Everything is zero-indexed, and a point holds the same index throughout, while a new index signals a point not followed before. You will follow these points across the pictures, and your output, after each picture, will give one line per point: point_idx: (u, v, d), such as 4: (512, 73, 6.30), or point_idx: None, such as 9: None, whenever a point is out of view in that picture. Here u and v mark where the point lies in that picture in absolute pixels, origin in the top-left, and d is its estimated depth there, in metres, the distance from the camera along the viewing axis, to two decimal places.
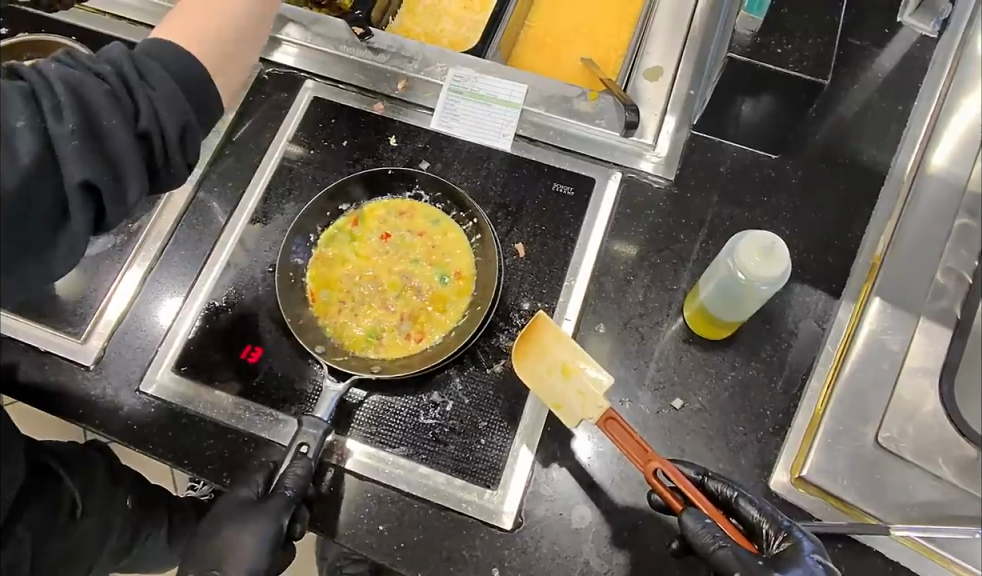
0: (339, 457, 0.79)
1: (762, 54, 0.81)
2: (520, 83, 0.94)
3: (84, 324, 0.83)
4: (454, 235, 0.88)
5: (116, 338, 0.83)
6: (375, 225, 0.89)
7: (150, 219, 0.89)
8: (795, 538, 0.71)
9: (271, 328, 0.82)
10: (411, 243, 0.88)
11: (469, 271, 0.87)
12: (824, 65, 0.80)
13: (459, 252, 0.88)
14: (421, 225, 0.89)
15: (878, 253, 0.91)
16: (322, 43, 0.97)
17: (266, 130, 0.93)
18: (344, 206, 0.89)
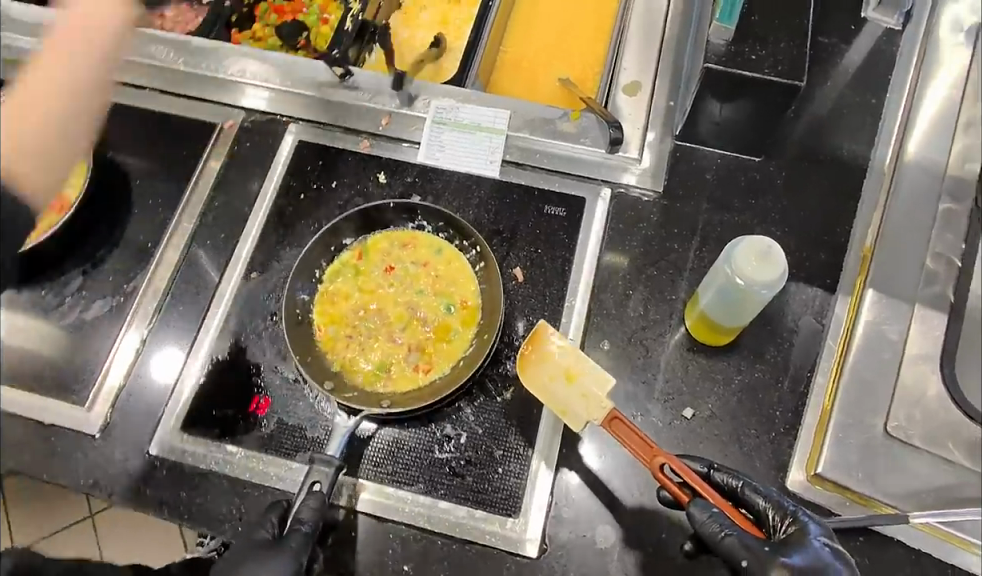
0: (349, 497, 0.78)
1: (738, 62, 0.82)
2: (501, 109, 0.95)
3: (86, 391, 0.82)
4: (458, 264, 0.89)
5: (121, 401, 0.82)
6: (378, 258, 0.89)
7: (144, 276, 0.87)
8: (800, 522, 0.73)
9: (277, 377, 0.81)
10: (416, 274, 0.88)
11: (474, 301, 0.87)
12: (800, 68, 0.82)
13: (462, 281, 0.88)
14: (425, 255, 0.89)
15: (868, 245, 0.94)
16: (302, 87, 0.97)
17: (255, 177, 0.93)
18: (348, 240, 0.89)
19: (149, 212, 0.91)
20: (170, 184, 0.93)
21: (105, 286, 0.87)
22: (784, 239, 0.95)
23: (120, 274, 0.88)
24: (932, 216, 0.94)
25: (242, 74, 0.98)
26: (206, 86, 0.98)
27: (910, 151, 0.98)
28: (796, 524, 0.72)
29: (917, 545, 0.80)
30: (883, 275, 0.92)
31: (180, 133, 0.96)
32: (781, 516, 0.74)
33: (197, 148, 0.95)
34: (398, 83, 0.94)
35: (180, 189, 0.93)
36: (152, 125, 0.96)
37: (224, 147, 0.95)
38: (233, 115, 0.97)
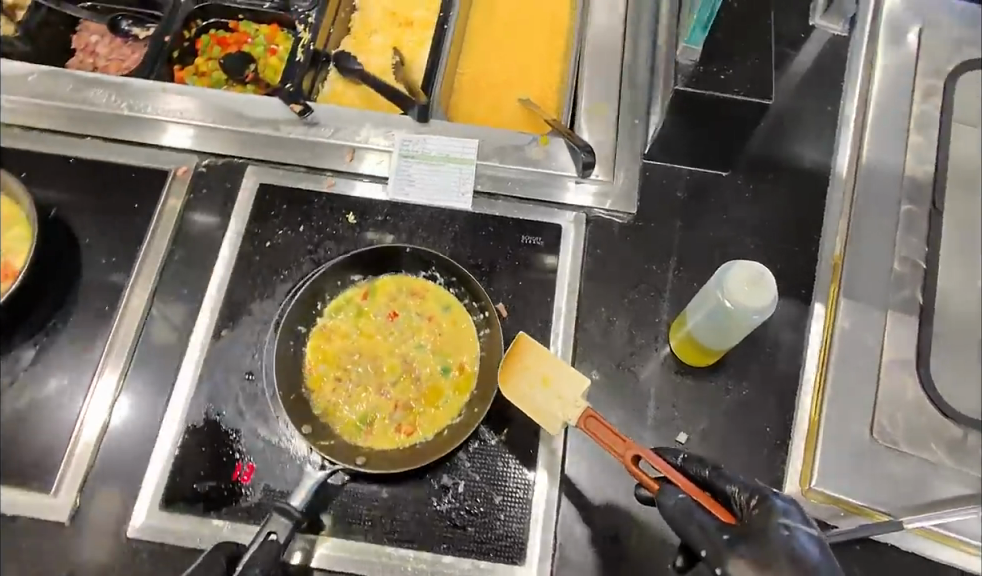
0: (305, 551, 0.75)
1: (706, 82, 0.82)
2: (469, 138, 0.92)
3: (49, 476, 0.75)
4: (464, 325, 0.86)
5: (89, 483, 0.75)
6: (384, 301, 0.86)
7: (102, 342, 0.81)
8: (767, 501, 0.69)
9: (259, 441, 0.77)
10: (419, 326, 0.85)
11: (472, 367, 0.83)
12: (766, 86, 0.81)
13: (463, 344, 0.85)
14: (431, 308, 0.86)
15: (837, 253, 0.96)
16: (258, 126, 0.92)
17: (215, 225, 0.88)
18: (356, 278, 0.86)
19: (102, 271, 0.84)
20: (122, 239, 0.86)
21: (59, 357, 0.79)
22: (759, 252, 0.95)
23: (74, 342, 0.80)
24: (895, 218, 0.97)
25: (193, 117, 0.92)
26: (154, 131, 0.92)
27: (869, 156, 1.01)
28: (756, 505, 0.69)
29: (910, 547, 0.83)
30: (855, 282, 0.93)
31: (128, 183, 0.89)
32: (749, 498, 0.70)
33: (149, 198, 0.88)
34: (423, 117, 0.91)
35: (134, 244, 0.86)
36: (96, 176, 0.89)
37: (179, 194, 0.89)
38: (186, 160, 0.91)
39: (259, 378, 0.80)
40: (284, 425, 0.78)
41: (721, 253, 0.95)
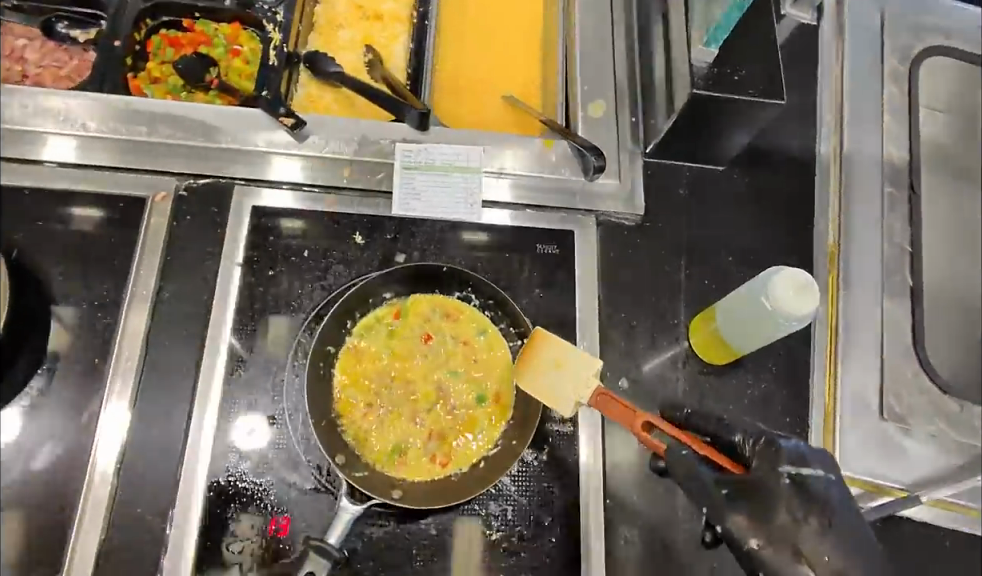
0: None
1: (722, 83, 0.81)
2: (472, 146, 0.88)
3: (61, 552, 0.68)
4: (498, 351, 0.82)
5: (104, 558, 0.69)
6: (417, 323, 0.82)
7: (99, 402, 0.73)
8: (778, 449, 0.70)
9: (291, 491, 0.72)
10: (454, 350, 0.82)
11: (508, 396, 0.81)
12: (777, 84, 0.81)
13: (498, 372, 0.82)
14: (466, 332, 0.82)
15: (832, 243, 0.98)
16: (243, 142, 0.84)
17: (207, 258, 0.80)
18: (387, 295, 0.82)
19: (86, 321, 0.76)
20: (104, 283, 0.78)
21: (53, 423, 0.72)
22: (760, 245, 0.96)
23: (68, 405, 0.73)
24: (880, 202, 1.01)
25: (167, 136, 0.83)
26: (124, 154, 0.82)
27: (848, 146, 1.03)
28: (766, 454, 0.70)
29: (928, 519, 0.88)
30: (852, 271, 0.97)
31: (102, 219, 0.81)
32: (760, 446, 0.71)
33: (129, 234, 0.80)
34: (423, 123, 0.86)
35: (118, 287, 0.78)
36: (64, 214, 0.80)
37: (161, 225, 0.81)
38: (165, 184, 0.82)
39: (281, 421, 0.75)
40: (317, 464, 0.74)
41: (727, 250, 0.95)
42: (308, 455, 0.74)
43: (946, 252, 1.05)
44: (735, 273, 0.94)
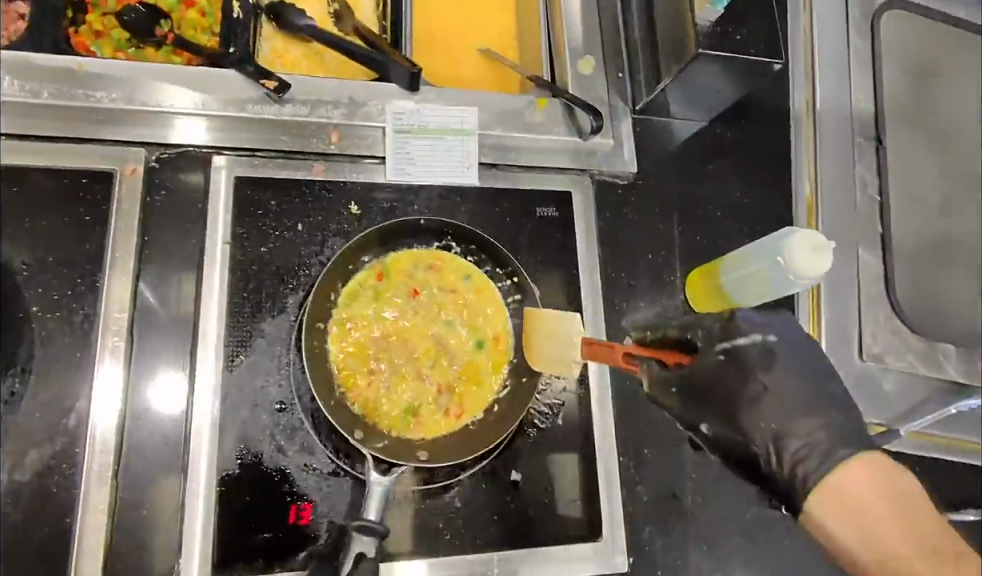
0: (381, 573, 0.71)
1: (725, 44, 0.82)
2: (465, 107, 0.83)
3: (67, 563, 0.64)
4: (488, 292, 0.80)
5: (117, 563, 0.65)
6: (401, 281, 0.79)
7: (86, 400, 0.67)
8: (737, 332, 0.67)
9: (312, 477, 0.70)
10: (444, 301, 0.79)
11: (507, 335, 0.80)
12: (777, 46, 0.84)
13: (493, 313, 0.80)
14: (452, 281, 0.80)
15: (809, 193, 1.00)
16: (221, 108, 0.76)
17: (190, 236, 0.74)
18: (365, 257, 0.78)
19: (61, 312, 0.68)
20: (75, 267, 0.70)
21: (36, 428, 0.65)
22: (747, 199, 0.98)
23: (50, 406, 0.66)
24: (851, 153, 1.03)
25: (132, 100, 0.73)
26: (83, 123, 0.73)
27: (822, 100, 1.03)
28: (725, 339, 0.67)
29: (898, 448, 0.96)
30: (829, 223, 0.99)
31: (63, 195, 0.71)
32: (718, 331, 0.68)
33: (98, 211, 0.72)
34: (413, 84, 0.80)
35: (93, 272, 0.70)
36: (15, 190, 0.70)
37: (133, 201, 0.73)
38: (133, 156, 0.74)
39: (292, 407, 0.71)
40: (334, 448, 0.71)
41: (715, 205, 0.96)
42: (324, 437, 0.71)
43: (911, 199, 1.08)
44: (725, 229, 0.96)
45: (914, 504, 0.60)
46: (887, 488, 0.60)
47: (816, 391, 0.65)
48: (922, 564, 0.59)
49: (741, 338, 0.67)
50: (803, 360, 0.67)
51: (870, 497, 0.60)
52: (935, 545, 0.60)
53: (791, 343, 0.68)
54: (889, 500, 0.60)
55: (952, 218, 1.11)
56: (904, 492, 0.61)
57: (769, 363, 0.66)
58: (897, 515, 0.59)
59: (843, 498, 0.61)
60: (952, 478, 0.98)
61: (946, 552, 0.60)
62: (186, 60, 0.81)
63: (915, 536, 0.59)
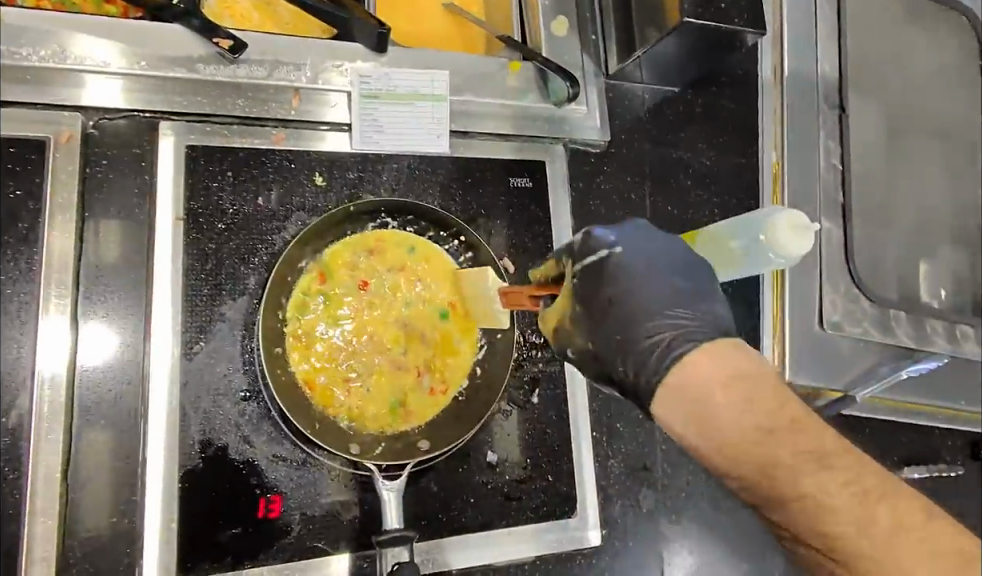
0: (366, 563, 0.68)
1: (711, 12, 0.81)
2: (436, 70, 0.78)
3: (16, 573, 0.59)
4: (437, 259, 0.77)
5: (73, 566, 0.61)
6: (345, 275, 0.73)
7: (27, 395, 0.61)
8: (588, 240, 0.63)
9: (282, 468, 0.67)
10: (395, 283, 0.75)
11: (467, 301, 0.77)
12: (761, 18, 0.84)
13: (447, 278, 0.77)
14: (396, 258, 0.75)
15: (775, 161, 0.97)
16: (166, 66, 0.69)
17: (137, 210, 0.68)
18: (304, 262, 0.71)
19: None
20: (7, 247, 0.63)
21: None
22: (717, 169, 0.97)
23: None
24: (820, 123, 0.99)
25: (64, 56, 0.66)
26: (5, 82, 0.65)
27: (790, 65, 0.99)
28: (575, 257, 0.64)
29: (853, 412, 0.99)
30: (794, 186, 0.96)
31: None
32: (576, 246, 0.64)
33: (30, 184, 0.64)
34: (381, 45, 0.75)
35: (28, 252, 0.63)
36: None
37: (70, 173, 0.66)
38: (68, 121, 0.67)
39: (258, 395, 0.67)
40: (302, 436, 0.67)
41: (685, 173, 0.95)
42: (292, 427, 0.67)
43: (893, 181, 1.05)
44: (694, 197, 0.95)
45: (755, 378, 0.57)
46: (725, 370, 0.56)
47: (669, 291, 0.61)
48: (773, 443, 0.55)
49: (591, 256, 0.62)
50: (657, 260, 0.62)
51: (709, 386, 0.56)
52: (782, 416, 0.56)
53: (647, 245, 0.63)
54: (728, 381, 0.56)
55: (935, 197, 1.07)
56: (743, 371, 0.57)
57: (619, 271, 0.61)
58: (740, 399, 0.55)
59: (682, 394, 0.57)
60: (897, 436, 1.03)
61: (793, 416, 0.56)
62: (120, 10, 0.73)
63: (763, 414, 0.55)
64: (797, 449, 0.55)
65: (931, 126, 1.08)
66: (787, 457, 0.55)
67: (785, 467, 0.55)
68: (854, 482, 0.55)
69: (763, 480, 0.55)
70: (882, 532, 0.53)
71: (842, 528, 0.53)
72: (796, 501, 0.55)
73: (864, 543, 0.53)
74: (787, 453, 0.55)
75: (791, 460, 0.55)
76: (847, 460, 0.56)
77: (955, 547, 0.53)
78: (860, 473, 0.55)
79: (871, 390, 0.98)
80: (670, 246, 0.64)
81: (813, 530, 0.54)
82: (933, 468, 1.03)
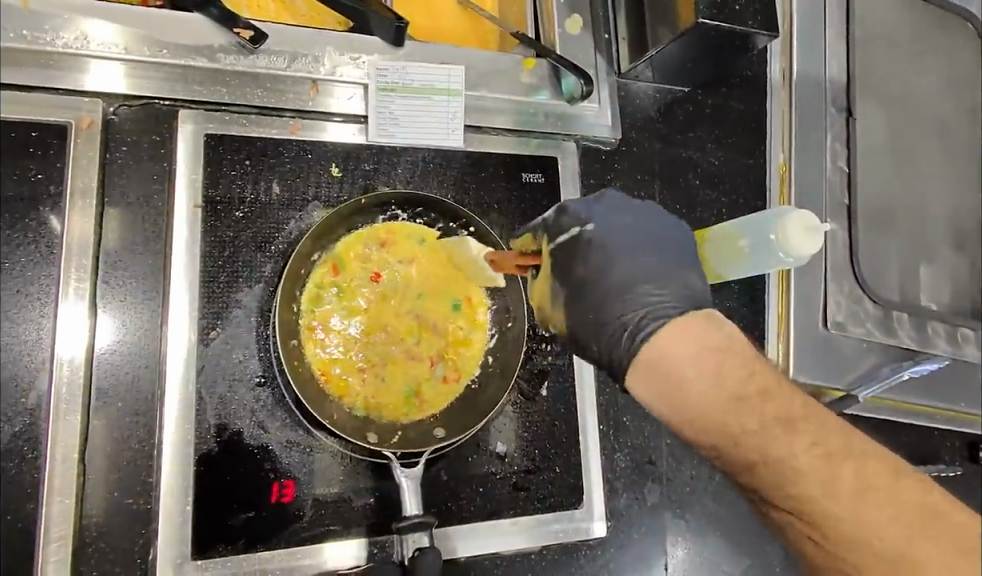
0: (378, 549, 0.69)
1: (725, 13, 0.82)
2: (451, 64, 0.79)
3: (34, 550, 0.60)
4: (448, 251, 0.77)
5: (88, 547, 0.62)
6: (358, 267, 0.74)
7: (46, 377, 0.62)
8: (562, 218, 0.67)
9: (295, 453, 0.68)
10: (407, 275, 0.75)
11: (478, 293, 0.78)
12: (774, 20, 0.85)
13: (458, 270, 0.77)
14: (408, 250, 0.76)
15: (782, 163, 0.99)
16: (186, 54, 0.69)
17: (156, 197, 0.69)
18: (317, 254, 0.72)
19: (13, 280, 0.62)
20: (28, 231, 0.64)
21: None
22: (725, 168, 0.98)
23: (4, 384, 0.61)
24: (828, 125, 1.00)
25: (86, 42, 0.66)
26: (29, 68, 0.66)
27: (798, 68, 1.01)
28: (550, 234, 0.68)
29: (856, 411, 1.00)
30: (800, 187, 0.98)
31: (9, 150, 0.64)
32: (550, 221, 0.68)
33: (52, 169, 0.65)
34: (399, 38, 0.76)
35: (48, 235, 0.64)
36: None
37: (91, 158, 0.66)
38: (89, 107, 0.67)
39: (272, 381, 0.68)
40: (316, 423, 0.68)
41: (694, 172, 0.96)
42: (305, 414, 0.68)
43: (897, 183, 1.06)
44: (702, 197, 0.96)
45: (723, 345, 0.60)
46: (694, 339, 0.60)
47: (645, 267, 0.65)
48: (742, 414, 0.58)
49: (564, 234, 0.66)
50: (629, 237, 0.66)
51: (679, 357, 0.59)
52: (752, 386, 0.59)
53: (616, 221, 0.66)
54: (696, 349, 0.59)
55: (937, 200, 1.09)
56: (712, 339, 0.60)
57: (589, 249, 0.65)
58: (709, 372, 0.58)
59: (655, 367, 0.60)
60: (898, 437, 1.04)
61: (761, 386, 0.59)
62: None
63: (730, 381, 0.59)
64: (765, 416, 0.58)
65: (935, 131, 1.10)
66: (754, 425, 0.58)
67: (751, 436, 0.58)
68: (821, 444, 0.58)
69: (731, 447, 0.58)
70: (847, 494, 0.56)
71: (809, 489, 0.57)
72: (764, 468, 0.58)
73: (828, 504, 0.57)
74: (755, 422, 0.58)
75: (757, 428, 0.58)
76: (811, 424, 0.59)
77: (919, 504, 0.57)
78: (825, 437, 0.58)
79: (873, 390, 0.98)
80: (643, 221, 0.67)
81: (774, 491, 0.58)
82: (933, 468, 1.04)
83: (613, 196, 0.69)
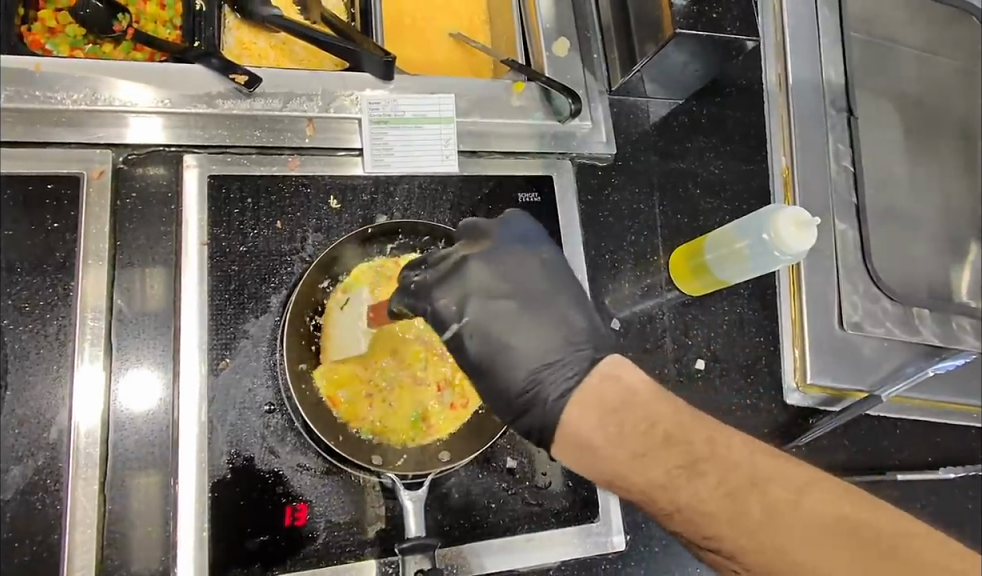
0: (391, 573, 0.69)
1: (703, 21, 0.83)
2: (441, 93, 0.82)
3: None
4: None
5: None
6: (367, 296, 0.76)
7: (66, 414, 0.65)
8: (443, 308, 0.64)
9: (307, 477, 0.70)
10: None
11: None
12: (753, 25, 0.86)
13: None
14: None
15: (785, 166, 0.98)
16: (189, 103, 0.74)
17: (165, 237, 0.73)
18: (326, 283, 0.75)
19: (33, 323, 0.66)
20: (47, 277, 0.68)
21: (15, 445, 0.63)
22: (726, 176, 0.99)
23: (28, 421, 0.64)
24: (827, 125, 1.00)
25: (96, 99, 0.71)
26: (43, 126, 0.70)
27: (794, 72, 1.01)
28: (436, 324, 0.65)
29: (881, 412, 0.98)
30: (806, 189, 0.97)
31: (28, 202, 0.69)
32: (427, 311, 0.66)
33: (67, 218, 0.69)
34: (388, 73, 0.80)
35: (65, 279, 0.68)
36: None
37: (102, 207, 0.70)
38: (99, 159, 0.72)
39: (282, 407, 0.71)
40: (326, 446, 0.70)
41: (693, 181, 0.97)
42: (314, 438, 0.70)
43: (909, 177, 1.04)
44: (704, 206, 0.96)
45: (630, 400, 0.59)
46: (598, 410, 0.60)
47: None
48: (647, 467, 0.58)
49: (447, 331, 0.65)
50: (507, 309, 0.65)
51: (591, 430, 0.59)
52: (658, 437, 0.58)
53: (491, 302, 0.64)
54: (602, 418, 0.59)
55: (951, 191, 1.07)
56: (615, 396, 0.60)
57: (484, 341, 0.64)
58: (609, 433, 0.58)
59: (571, 443, 0.60)
60: (931, 436, 1.01)
61: (665, 430, 0.59)
62: (148, 56, 0.79)
63: (635, 438, 0.58)
64: (670, 466, 0.58)
65: (940, 124, 1.08)
66: (661, 479, 0.58)
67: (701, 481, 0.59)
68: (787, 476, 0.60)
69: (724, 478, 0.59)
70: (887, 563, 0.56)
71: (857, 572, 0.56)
72: (678, 514, 0.59)
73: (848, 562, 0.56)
74: (700, 486, 0.58)
75: (664, 479, 0.58)
76: (728, 467, 0.59)
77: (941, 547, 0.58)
78: (735, 475, 0.59)
79: (899, 391, 0.95)
80: (509, 286, 0.66)
81: None
82: (970, 467, 1.00)
83: (477, 259, 0.66)
